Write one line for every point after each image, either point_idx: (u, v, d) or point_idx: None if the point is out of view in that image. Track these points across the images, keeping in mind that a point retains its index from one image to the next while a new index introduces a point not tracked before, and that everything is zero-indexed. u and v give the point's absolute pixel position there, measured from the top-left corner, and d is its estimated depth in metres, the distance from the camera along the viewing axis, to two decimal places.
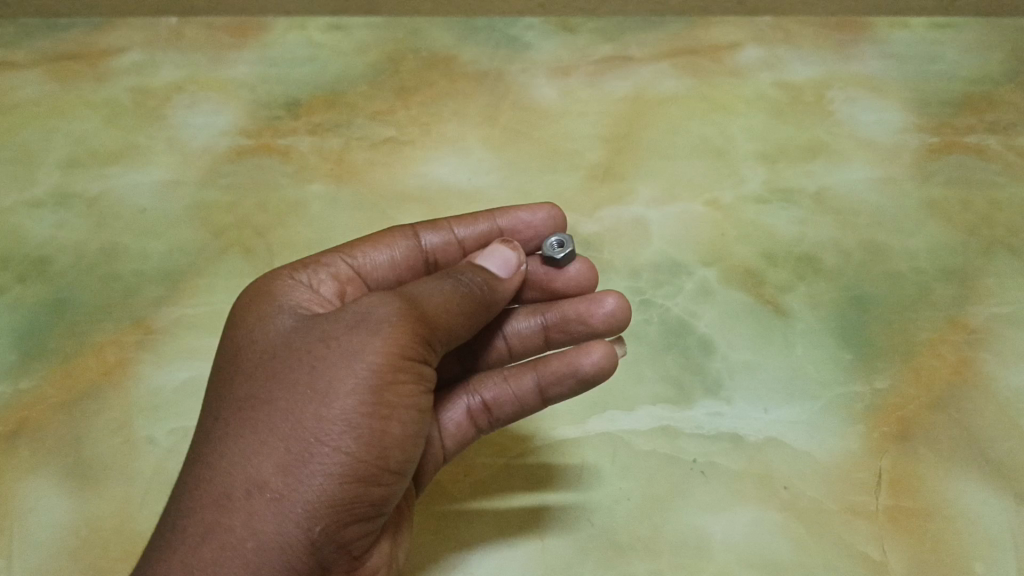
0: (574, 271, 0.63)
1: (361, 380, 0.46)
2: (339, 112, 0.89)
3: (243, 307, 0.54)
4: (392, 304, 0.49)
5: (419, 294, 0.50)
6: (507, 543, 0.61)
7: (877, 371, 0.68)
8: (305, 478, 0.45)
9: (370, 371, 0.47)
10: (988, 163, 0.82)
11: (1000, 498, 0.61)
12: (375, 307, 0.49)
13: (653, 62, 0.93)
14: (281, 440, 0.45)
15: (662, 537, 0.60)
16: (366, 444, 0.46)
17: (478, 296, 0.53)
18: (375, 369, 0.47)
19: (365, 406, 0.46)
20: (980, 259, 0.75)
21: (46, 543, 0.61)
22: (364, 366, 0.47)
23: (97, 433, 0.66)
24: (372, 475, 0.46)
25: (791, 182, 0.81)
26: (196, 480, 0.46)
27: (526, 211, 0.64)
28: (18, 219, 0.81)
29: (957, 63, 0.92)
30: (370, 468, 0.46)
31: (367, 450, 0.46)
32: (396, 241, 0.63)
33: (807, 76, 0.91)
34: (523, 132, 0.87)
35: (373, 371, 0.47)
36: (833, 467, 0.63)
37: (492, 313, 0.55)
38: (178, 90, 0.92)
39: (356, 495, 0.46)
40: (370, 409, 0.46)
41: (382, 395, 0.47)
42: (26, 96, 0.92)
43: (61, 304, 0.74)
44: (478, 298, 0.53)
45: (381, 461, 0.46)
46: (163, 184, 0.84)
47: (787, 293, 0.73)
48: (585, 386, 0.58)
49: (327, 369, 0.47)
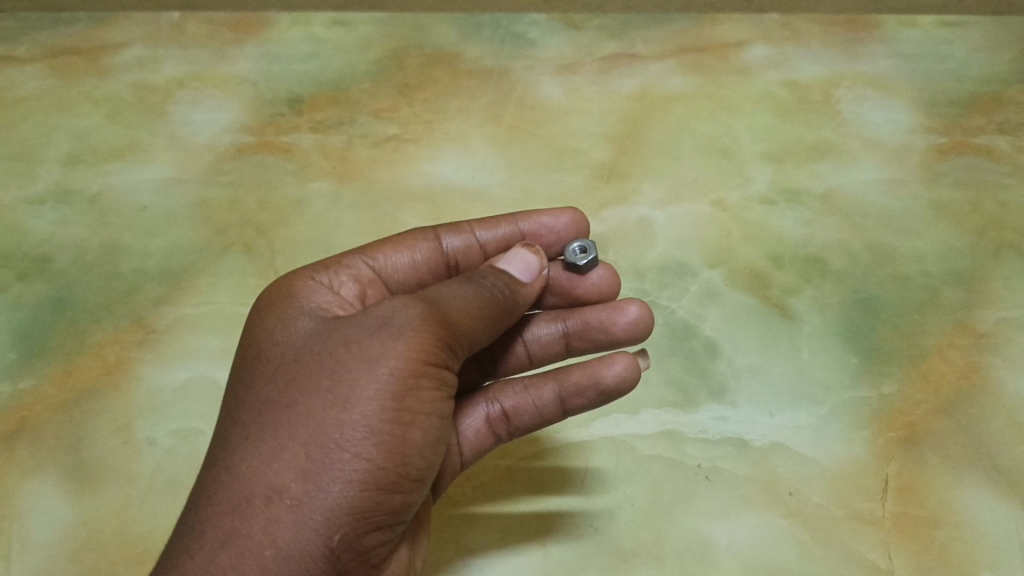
0: (597, 277, 0.63)
1: (383, 385, 0.46)
2: (342, 109, 0.88)
3: (263, 307, 0.54)
4: (415, 308, 0.48)
5: (442, 298, 0.50)
6: (511, 549, 0.60)
7: (884, 377, 0.67)
8: (326, 485, 0.44)
9: (392, 376, 0.46)
10: (997, 165, 0.82)
11: (1008, 506, 0.61)
12: (397, 311, 0.48)
13: (659, 60, 0.92)
14: (301, 446, 0.45)
15: (667, 543, 0.60)
16: (387, 450, 0.45)
17: (501, 301, 0.52)
18: (397, 375, 0.46)
19: (387, 412, 0.46)
20: (988, 262, 0.75)
21: (44, 546, 0.60)
22: (387, 372, 0.46)
23: (97, 434, 0.65)
24: (392, 482, 0.46)
25: (798, 183, 0.81)
26: (215, 485, 0.46)
27: (549, 215, 0.64)
28: (18, 216, 0.81)
29: (965, 62, 0.91)
30: (392, 476, 0.45)
31: (387, 458, 0.45)
32: (417, 244, 0.62)
33: (814, 74, 0.90)
34: (528, 131, 0.86)
35: (396, 376, 0.46)
36: (839, 473, 0.62)
37: (513, 318, 0.54)
38: (180, 86, 0.91)
39: (377, 502, 0.45)
40: (392, 415, 0.46)
41: (403, 401, 0.46)
42: (26, 90, 0.91)
43: (62, 302, 0.73)
44: (500, 302, 0.52)
45: (402, 468, 0.46)
46: (165, 181, 0.83)
47: (793, 296, 0.72)
48: (606, 398, 0.58)
49: (348, 374, 0.46)
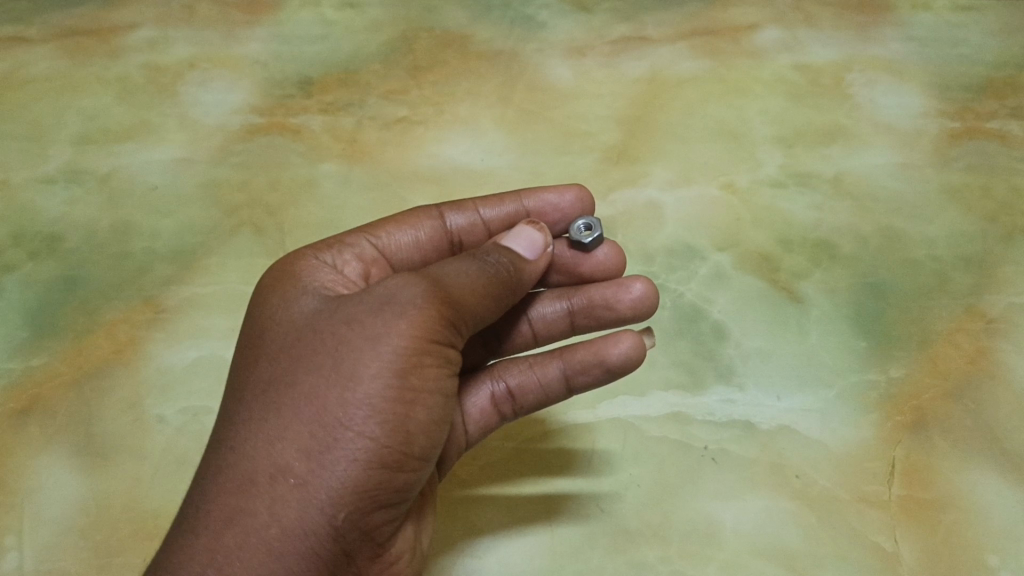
0: (602, 255, 0.63)
1: (386, 363, 0.46)
2: (352, 91, 0.88)
3: (266, 287, 0.54)
4: (418, 286, 0.49)
5: (445, 276, 0.50)
6: (518, 529, 0.61)
7: (892, 361, 0.67)
8: (329, 464, 0.45)
9: (395, 355, 0.46)
10: (1010, 150, 0.81)
11: (1015, 492, 0.61)
12: (400, 289, 0.49)
13: (670, 43, 0.91)
14: (305, 425, 0.45)
15: (672, 524, 0.60)
16: (390, 428, 0.46)
17: (505, 278, 0.52)
18: (400, 353, 0.46)
19: (390, 391, 0.46)
20: (1000, 247, 0.74)
21: (56, 521, 0.61)
22: (390, 349, 0.46)
23: (108, 412, 0.66)
24: (396, 460, 0.46)
25: (809, 166, 0.80)
26: (219, 464, 0.46)
27: (553, 193, 0.64)
28: (30, 195, 0.81)
29: (980, 46, 0.90)
30: (396, 454, 0.46)
31: (391, 436, 0.45)
32: (421, 222, 0.62)
33: (827, 58, 0.89)
34: (537, 113, 0.86)
35: (399, 354, 0.46)
36: (845, 456, 0.62)
37: (518, 295, 0.54)
38: (190, 67, 0.91)
39: (381, 481, 0.46)
40: (395, 394, 0.46)
41: (407, 379, 0.46)
42: (37, 70, 0.92)
43: (72, 281, 0.74)
44: (505, 280, 0.52)
45: (405, 447, 0.46)
46: (175, 162, 0.83)
47: (802, 279, 0.72)
48: (611, 376, 0.58)
49: (352, 353, 0.47)
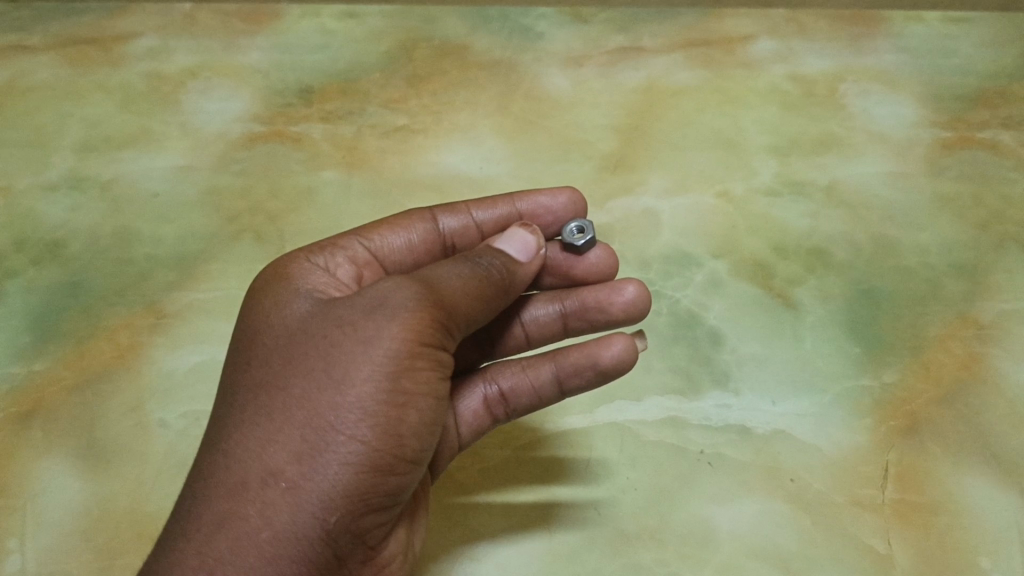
0: (594, 257, 0.64)
1: (378, 367, 0.47)
2: (352, 100, 0.89)
3: (259, 290, 0.55)
4: (410, 289, 0.49)
5: (437, 278, 0.51)
6: (515, 533, 0.61)
7: (885, 366, 0.68)
8: (321, 468, 0.45)
9: (387, 359, 0.47)
10: (1001, 159, 0.82)
11: (1006, 495, 0.61)
12: (392, 292, 0.49)
13: (666, 54, 0.92)
14: (297, 428, 0.46)
15: (669, 527, 0.61)
16: (382, 432, 0.46)
17: (497, 280, 0.53)
18: (391, 356, 0.47)
19: (382, 394, 0.46)
20: (991, 254, 0.75)
21: (58, 524, 0.61)
22: (382, 353, 0.47)
23: (110, 416, 0.67)
24: (388, 464, 0.46)
25: (802, 175, 0.81)
26: (212, 467, 0.47)
27: (546, 195, 0.65)
28: (32, 202, 0.82)
29: (971, 58, 0.91)
30: (387, 458, 0.46)
31: (383, 440, 0.46)
32: (414, 224, 0.63)
33: (820, 69, 0.91)
34: (535, 123, 0.87)
35: (390, 358, 0.47)
36: (839, 460, 0.63)
37: (510, 297, 0.55)
38: (192, 76, 0.92)
39: (372, 484, 0.46)
40: (387, 397, 0.47)
41: (398, 383, 0.47)
42: (39, 78, 0.93)
43: (75, 287, 0.75)
44: (497, 281, 0.53)
45: (397, 450, 0.47)
46: (176, 169, 0.84)
47: (796, 286, 0.73)
48: (604, 378, 0.58)
49: (344, 356, 0.47)
